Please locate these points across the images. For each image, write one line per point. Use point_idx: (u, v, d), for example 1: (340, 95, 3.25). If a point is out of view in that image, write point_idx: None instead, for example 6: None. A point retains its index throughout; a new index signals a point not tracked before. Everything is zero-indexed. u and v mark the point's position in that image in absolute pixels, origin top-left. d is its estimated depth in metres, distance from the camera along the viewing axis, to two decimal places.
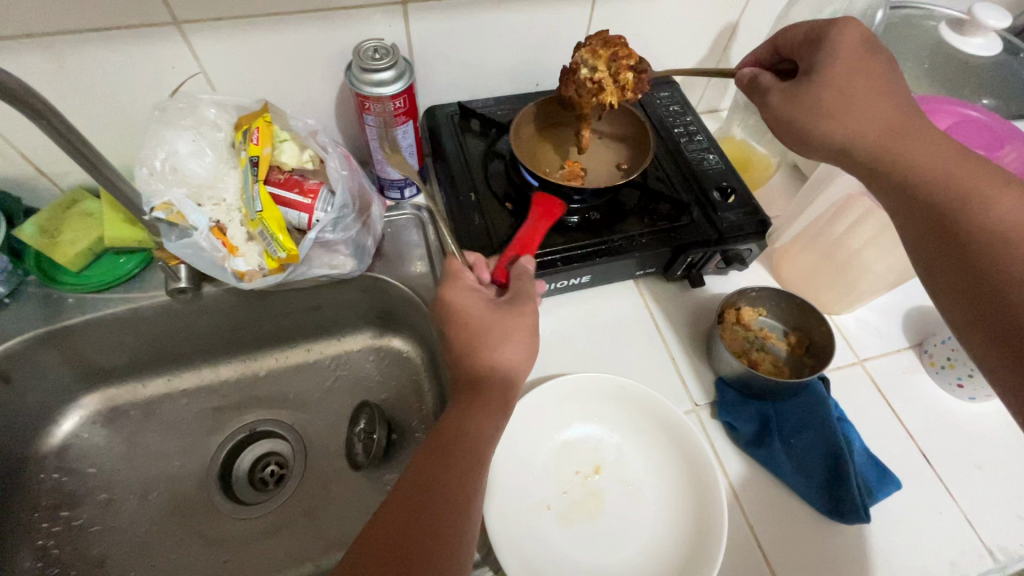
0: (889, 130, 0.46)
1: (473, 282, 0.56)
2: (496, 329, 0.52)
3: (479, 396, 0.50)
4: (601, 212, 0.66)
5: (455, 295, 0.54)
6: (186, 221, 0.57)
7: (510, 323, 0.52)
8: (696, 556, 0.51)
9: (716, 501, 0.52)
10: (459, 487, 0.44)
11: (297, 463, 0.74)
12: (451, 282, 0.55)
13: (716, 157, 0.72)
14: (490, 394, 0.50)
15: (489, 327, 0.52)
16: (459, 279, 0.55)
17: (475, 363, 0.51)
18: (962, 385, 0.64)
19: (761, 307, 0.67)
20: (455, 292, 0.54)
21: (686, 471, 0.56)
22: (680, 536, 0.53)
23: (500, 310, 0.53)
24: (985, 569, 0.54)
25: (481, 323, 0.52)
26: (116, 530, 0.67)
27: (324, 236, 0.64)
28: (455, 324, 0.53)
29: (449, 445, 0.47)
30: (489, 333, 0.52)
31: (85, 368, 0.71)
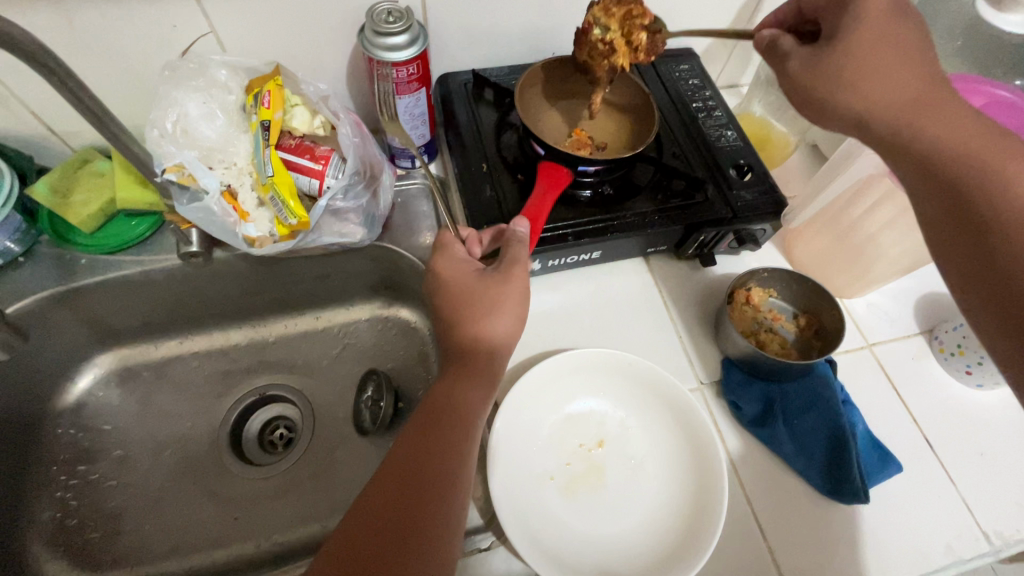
0: (914, 102, 0.44)
1: (464, 254, 0.56)
2: (484, 299, 0.52)
3: (467, 371, 0.51)
4: (614, 186, 0.65)
5: (444, 266, 0.55)
6: (197, 184, 0.57)
7: (496, 292, 0.52)
8: (694, 535, 0.51)
9: (720, 479, 0.53)
10: (452, 458, 0.45)
11: (305, 428, 0.76)
12: (440, 253, 0.56)
13: (734, 134, 0.70)
14: (477, 367, 0.51)
15: (478, 296, 0.52)
16: (449, 250, 0.56)
17: (461, 335, 0.52)
18: (971, 371, 0.63)
19: (771, 288, 0.66)
20: (445, 263, 0.55)
21: (687, 446, 0.57)
22: (678, 513, 0.54)
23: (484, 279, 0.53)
24: (980, 553, 0.55)
25: (468, 295, 0.53)
26: (131, 485, 0.69)
27: (335, 203, 0.63)
28: (440, 295, 0.54)
29: (434, 418, 0.48)
30: (476, 303, 0.52)
31: (98, 328, 0.72)
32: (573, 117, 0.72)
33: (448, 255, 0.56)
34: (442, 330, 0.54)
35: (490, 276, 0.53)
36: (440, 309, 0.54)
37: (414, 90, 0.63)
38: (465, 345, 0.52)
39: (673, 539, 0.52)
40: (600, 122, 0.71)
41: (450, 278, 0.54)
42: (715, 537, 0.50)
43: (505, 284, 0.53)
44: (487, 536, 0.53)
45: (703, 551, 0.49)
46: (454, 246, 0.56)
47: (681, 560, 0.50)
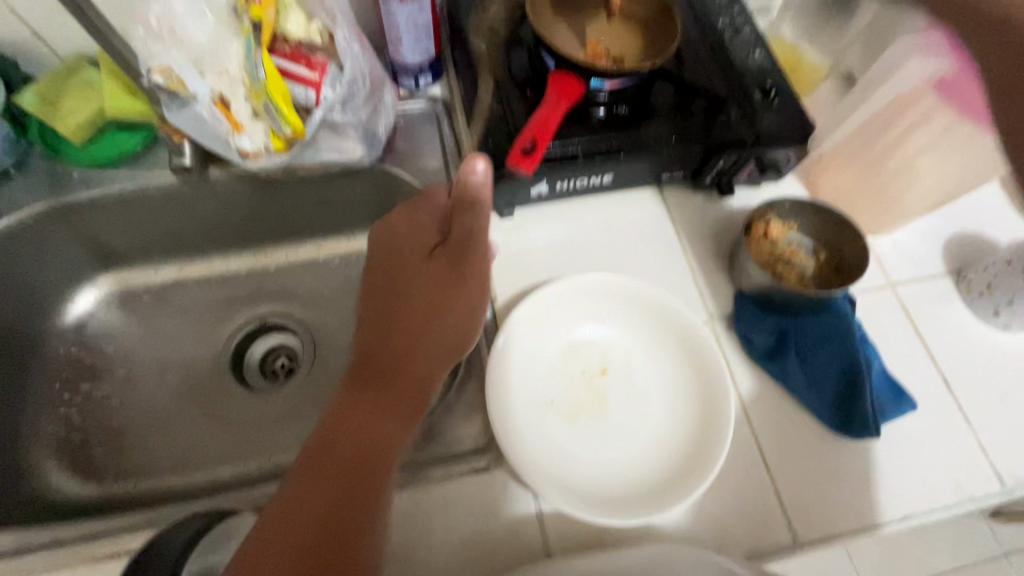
0: None
1: (431, 222, 0.50)
2: (441, 291, 0.47)
3: (384, 398, 0.44)
4: (630, 105, 0.60)
5: (401, 229, 0.50)
6: (187, 90, 0.53)
7: (451, 298, 0.47)
8: (693, 466, 0.50)
9: (724, 408, 0.51)
10: (361, 515, 0.39)
11: (306, 356, 0.76)
12: (405, 211, 0.51)
13: (763, 54, 0.65)
14: (395, 394, 0.44)
15: (434, 301, 0.47)
16: (415, 211, 0.51)
17: (384, 346, 0.46)
18: (1000, 312, 0.60)
19: (792, 222, 0.62)
20: (403, 220, 0.51)
21: (692, 376, 0.55)
22: (680, 445, 0.52)
23: (434, 269, 0.48)
24: (991, 493, 0.54)
25: (416, 288, 0.48)
26: (134, 403, 0.70)
27: (332, 116, 0.60)
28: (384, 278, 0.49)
29: (332, 468, 0.40)
30: (416, 306, 0.47)
31: (96, 247, 0.71)
32: (580, 28, 0.62)
33: (413, 214, 0.51)
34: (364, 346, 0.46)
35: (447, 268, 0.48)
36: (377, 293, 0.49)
37: None
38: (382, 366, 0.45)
39: (673, 467, 0.51)
40: (612, 32, 0.62)
41: (402, 258, 0.49)
42: (716, 467, 0.48)
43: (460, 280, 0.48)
44: (484, 458, 0.52)
45: (701, 481, 0.48)
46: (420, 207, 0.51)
47: (679, 487, 0.49)
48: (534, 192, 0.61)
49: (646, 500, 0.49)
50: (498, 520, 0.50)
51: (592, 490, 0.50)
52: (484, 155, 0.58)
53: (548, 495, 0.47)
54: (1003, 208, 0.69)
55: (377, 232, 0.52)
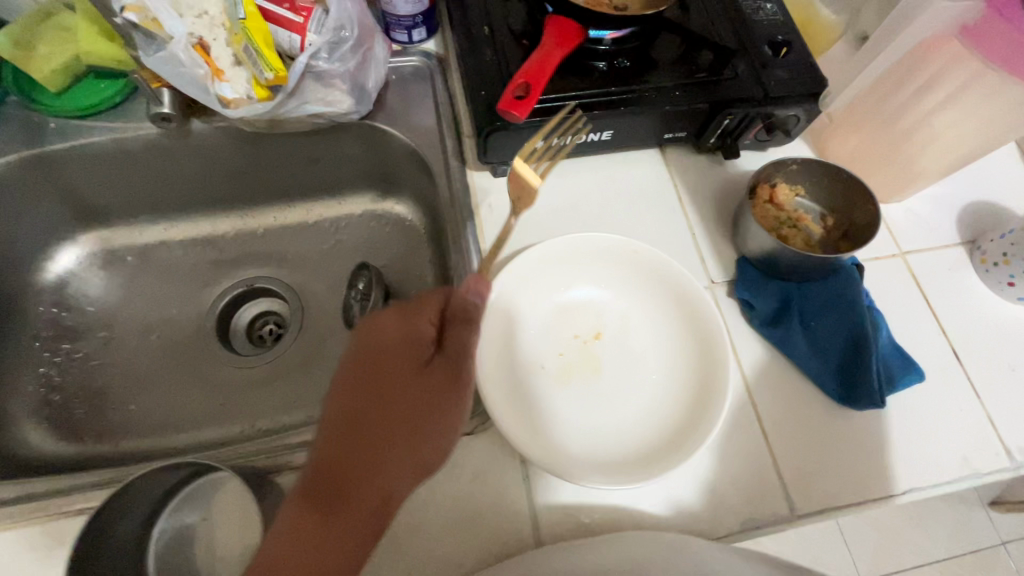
0: None
1: (427, 329, 0.46)
2: (429, 408, 0.44)
3: (334, 526, 0.40)
4: (632, 59, 0.58)
5: (393, 331, 0.46)
6: (162, 30, 0.51)
7: (429, 424, 0.44)
8: (687, 432, 0.48)
9: (722, 370, 0.49)
10: None
11: (294, 320, 0.74)
12: (399, 314, 0.47)
13: (774, 8, 0.61)
14: (353, 511, 0.41)
15: (419, 420, 0.44)
16: (412, 317, 0.46)
17: (354, 458, 0.42)
18: (1014, 283, 0.57)
19: (800, 185, 0.60)
20: (394, 324, 0.46)
21: (691, 341, 0.52)
22: (675, 410, 0.50)
23: (431, 380, 0.45)
24: (999, 467, 0.52)
25: (403, 404, 0.44)
26: (117, 365, 0.68)
27: (318, 64, 0.56)
28: (366, 376, 0.45)
29: None
30: (396, 422, 0.44)
31: (77, 204, 0.69)
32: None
33: (410, 318, 0.46)
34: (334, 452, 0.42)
35: (439, 381, 0.45)
36: (360, 390, 0.44)
37: None
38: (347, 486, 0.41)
39: (667, 433, 0.49)
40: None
41: (390, 365, 0.45)
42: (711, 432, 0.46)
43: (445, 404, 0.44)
44: (471, 421, 0.50)
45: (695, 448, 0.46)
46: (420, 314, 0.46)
47: (673, 452, 0.47)
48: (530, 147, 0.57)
49: (637, 465, 0.47)
50: (484, 484, 0.48)
51: (579, 456, 0.47)
52: (476, 106, 0.55)
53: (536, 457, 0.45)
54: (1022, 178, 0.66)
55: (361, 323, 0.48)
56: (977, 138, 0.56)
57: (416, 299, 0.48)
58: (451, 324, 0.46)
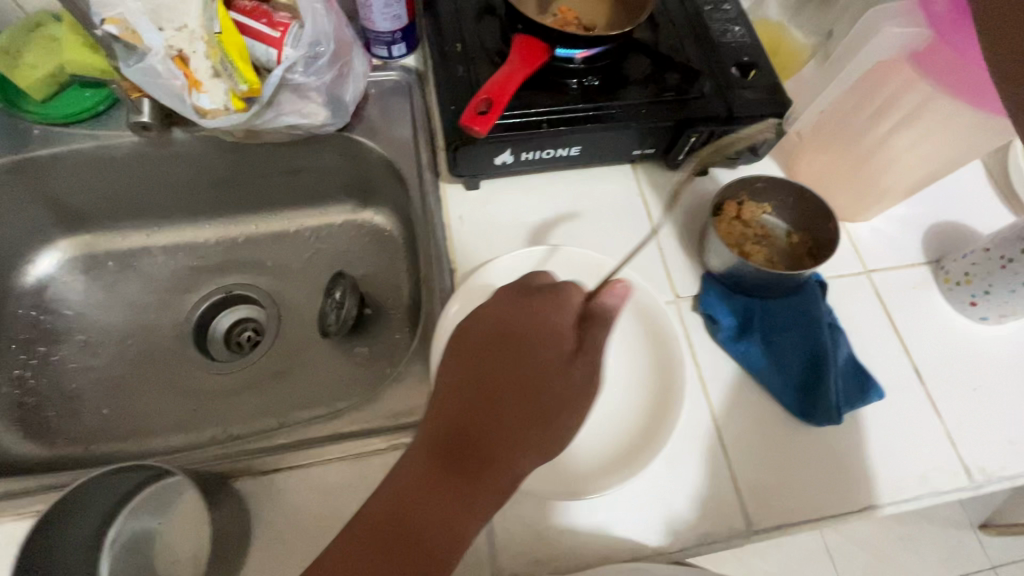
0: None
1: (570, 323, 0.43)
2: (557, 401, 0.40)
3: (467, 492, 0.38)
4: (603, 78, 0.59)
5: (538, 318, 0.42)
6: (142, 43, 0.53)
7: (554, 417, 0.40)
8: (641, 444, 0.49)
9: (680, 386, 0.50)
10: None
11: (271, 327, 0.74)
12: (546, 300, 0.43)
13: (742, 30, 0.63)
14: (484, 485, 0.38)
15: (555, 404, 0.40)
16: (559, 305, 0.43)
17: (486, 431, 0.39)
18: (976, 303, 0.58)
19: (767, 204, 0.60)
20: (542, 313, 0.43)
21: (649, 354, 0.53)
22: (628, 420, 0.50)
23: (574, 378, 0.41)
24: (958, 486, 0.52)
25: (536, 384, 0.40)
26: (91, 369, 0.68)
27: (293, 77, 0.58)
28: (499, 354, 0.42)
29: (391, 544, 0.37)
30: (540, 397, 0.40)
31: (59, 209, 0.70)
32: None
33: (559, 309, 0.43)
34: (471, 412, 0.40)
35: (582, 381, 0.41)
36: (499, 366, 0.41)
37: None
38: (481, 452, 0.39)
39: (622, 441, 0.49)
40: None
41: (529, 350, 0.41)
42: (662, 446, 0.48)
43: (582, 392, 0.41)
44: None
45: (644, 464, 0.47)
46: (566, 303, 0.43)
47: (626, 462, 0.48)
48: (498, 161, 0.59)
49: (591, 474, 0.47)
50: None
51: (558, 458, 0.47)
52: (446, 119, 0.56)
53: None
54: (988, 198, 0.66)
55: (502, 293, 0.45)
56: (938, 159, 0.57)
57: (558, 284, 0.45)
58: (590, 327, 0.43)
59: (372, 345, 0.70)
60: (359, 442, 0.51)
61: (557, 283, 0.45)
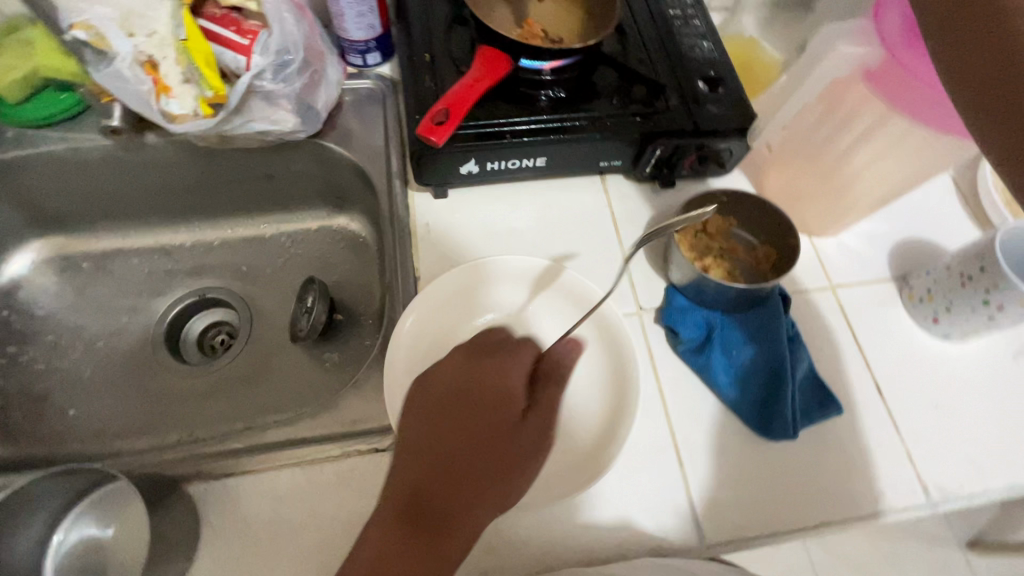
0: None
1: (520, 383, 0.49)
2: (512, 454, 0.45)
3: (433, 549, 0.40)
4: (569, 90, 0.59)
5: (491, 381, 0.48)
6: (110, 47, 0.53)
7: (511, 466, 0.44)
8: (591, 457, 0.48)
9: (632, 396, 0.49)
10: None
11: (242, 332, 0.75)
12: (498, 363, 0.49)
13: (711, 45, 0.64)
14: (449, 541, 0.41)
15: (508, 457, 0.45)
16: (509, 368, 0.49)
17: (451, 486, 0.43)
18: (938, 320, 0.58)
19: (733, 217, 0.61)
20: (494, 375, 0.48)
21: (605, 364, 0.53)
22: (575, 438, 0.50)
23: (526, 432, 0.46)
24: (915, 504, 0.51)
25: (491, 438, 0.46)
26: (59, 369, 0.69)
27: (262, 84, 0.59)
28: (458, 412, 0.46)
29: None
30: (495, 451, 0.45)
31: (34, 210, 0.70)
32: (518, 8, 0.64)
33: (510, 371, 0.49)
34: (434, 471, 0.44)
35: (533, 436, 0.46)
36: (460, 425, 0.46)
37: None
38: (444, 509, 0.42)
39: (572, 454, 0.49)
40: (555, 9, 0.64)
41: (485, 407, 0.47)
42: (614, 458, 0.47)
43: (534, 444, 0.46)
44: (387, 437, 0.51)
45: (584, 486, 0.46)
46: (516, 365, 0.49)
47: (580, 476, 0.47)
48: (463, 171, 0.59)
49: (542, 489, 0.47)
50: None
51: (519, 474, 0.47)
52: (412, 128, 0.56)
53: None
54: (956, 216, 0.67)
55: (457, 358, 0.50)
56: (900, 176, 0.57)
57: (510, 347, 0.51)
58: (540, 386, 0.49)
59: (342, 351, 0.71)
60: (314, 450, 0.51)
61: (507, 347, 0.51)
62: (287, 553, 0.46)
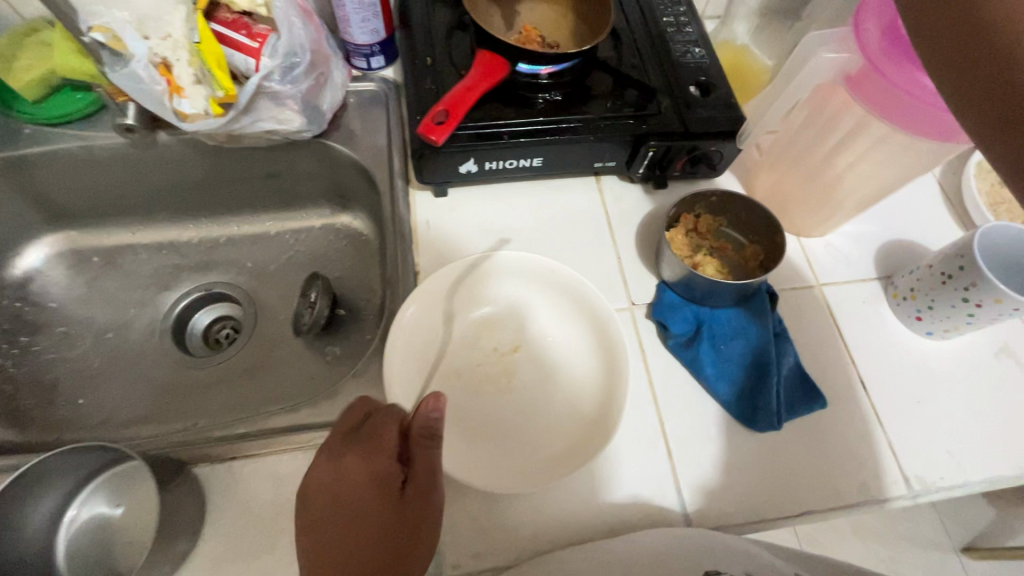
0: None
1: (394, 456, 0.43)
2: (412, 531, 0.41)
3: None
4: (564, 93, 0.62)
5: (355, 469, 0.42)
6: (126, 49, 0.55)
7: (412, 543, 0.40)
8: (599, 428, 0.50)
9: (623, 371, 0.52)
10: None
11: (246, 326, 0.77)
12: (360, 447, 0.43)
13: (702, 52, 0.66)
14: None
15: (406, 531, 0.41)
16: (375, 451, 0.43)
17: None
18: (921, 317, 0.60)
19: (722, 217, 0.63)
20: (358, 463, 0.43)
21: (597, 346, 0.55)
22: (567, 427, 0.52)
23: (418, 501, 0.42)
24: (897, 495, 0.53)
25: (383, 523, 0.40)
26: (69, 360, 0.71)
27: (270, 85, 0.61)
28: (327, 510, 0.41)
29: None
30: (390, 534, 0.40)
31: (47, 206, 0.73)
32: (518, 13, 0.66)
33: (374, 452, 0.43)
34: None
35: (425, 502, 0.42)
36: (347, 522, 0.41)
37: None
38: None
39: (582, 432, 0.51)
40: (552, 16, 0.66)
41: (357, 497, 0.42)
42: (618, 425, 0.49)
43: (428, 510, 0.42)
44: None
45: (564, 474, 0.48)
46: (382, 446, 0.43)
47: (594, 445, 0.49)
48: (462, 170, 0.61)
49: (558, 466, 0.49)
50: None
51: (501, 466, 0.49)
52: (413, 128, 0.58)
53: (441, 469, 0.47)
54: (941, 218, 0.69)
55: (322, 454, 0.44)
56: (884, 178, 0.59)
57: (370, 425, 0.45)
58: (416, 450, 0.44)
59: (342, 344, 0.73)
60: (315, 436, 0.53)
61: (367, 429, 0.45)
62: (289, 534, 0.48)
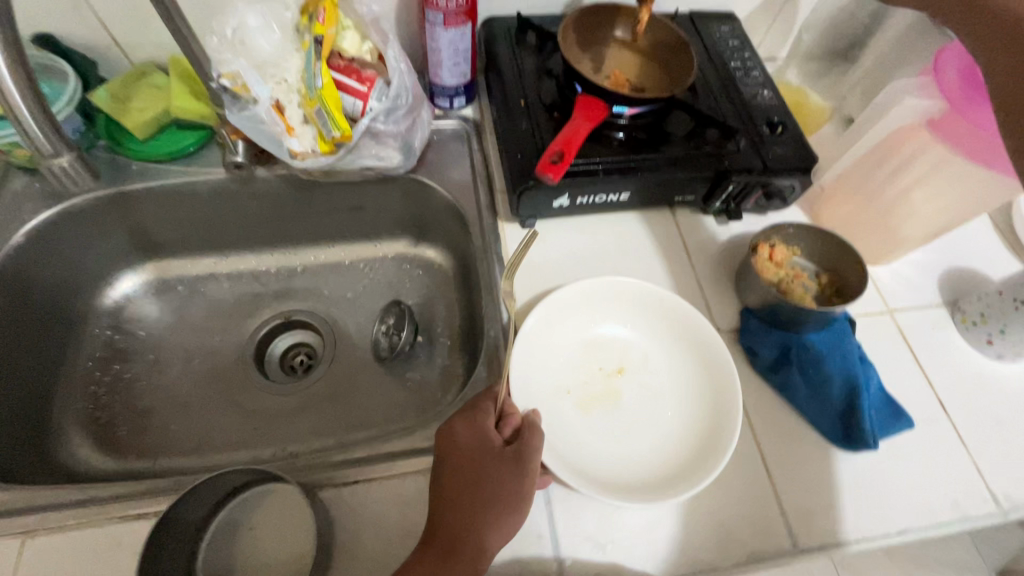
0: None
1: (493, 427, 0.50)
2: (502, 486, 0.46)
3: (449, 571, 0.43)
4: (646, 132, 0.66)
5: (461, 428, 0.50)
6: (249, 93, 0.60)
7: (501, 495, 0.46)
8: (715, 438, 0.53)
9: (733, 390, 0.55)
10: None
11: (325, 354, 0.79)
12: (465, 413, 0.51)
13: (771, 94, 0.71)
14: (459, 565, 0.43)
15: (498, 488, 0.46)
16: (479, 418, 0.50)
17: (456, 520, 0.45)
18: (992, 341, 0.63)
19: (795, 247, 0.67)
20: (465, 425, 0.50)
21: (699, 365, 0.59)
22: (679, 446, 0.54)
23: (509, 464, 0.47)
24: (988, 512, 0.55)
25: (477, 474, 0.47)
26: (160, 387, 0.72)
27: (375, 125, 0.66)
28: (442, 454, 0.49)
29: None
30: (486, 484, 0.47)
31: (141, 236, 0.76)
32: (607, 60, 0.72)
33: (477, 418, 0.50)
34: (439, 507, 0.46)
35: (512, 469, 0.47)
36: (452, 465, 0.48)
37: (460, 24, 0.65)
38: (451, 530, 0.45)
39: (697, 448, 0.54)
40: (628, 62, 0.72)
41: (465, 448, 0.48)
42: (734, 434, 0.52)
43: (520, 474, 0.47)
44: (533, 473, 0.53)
45: (684, 490, 0.50)
46: (485, 415, 0.50)
47: (715, 451, 0.52)
48: (556, 204, 0.65)
49: (679, 481, 0.51)
50: None
51: (620, 485, 0.51)
52: (513, 167, 0.62)
53: (580, 484, 0.49)
54: (995, 249, 0.73)
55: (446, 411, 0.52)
56: (951, 212, 0.63)
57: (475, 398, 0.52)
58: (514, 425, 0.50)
59: (424, 370, 0.75)
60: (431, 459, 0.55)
61: (471, 401, 0.52)
62: None
